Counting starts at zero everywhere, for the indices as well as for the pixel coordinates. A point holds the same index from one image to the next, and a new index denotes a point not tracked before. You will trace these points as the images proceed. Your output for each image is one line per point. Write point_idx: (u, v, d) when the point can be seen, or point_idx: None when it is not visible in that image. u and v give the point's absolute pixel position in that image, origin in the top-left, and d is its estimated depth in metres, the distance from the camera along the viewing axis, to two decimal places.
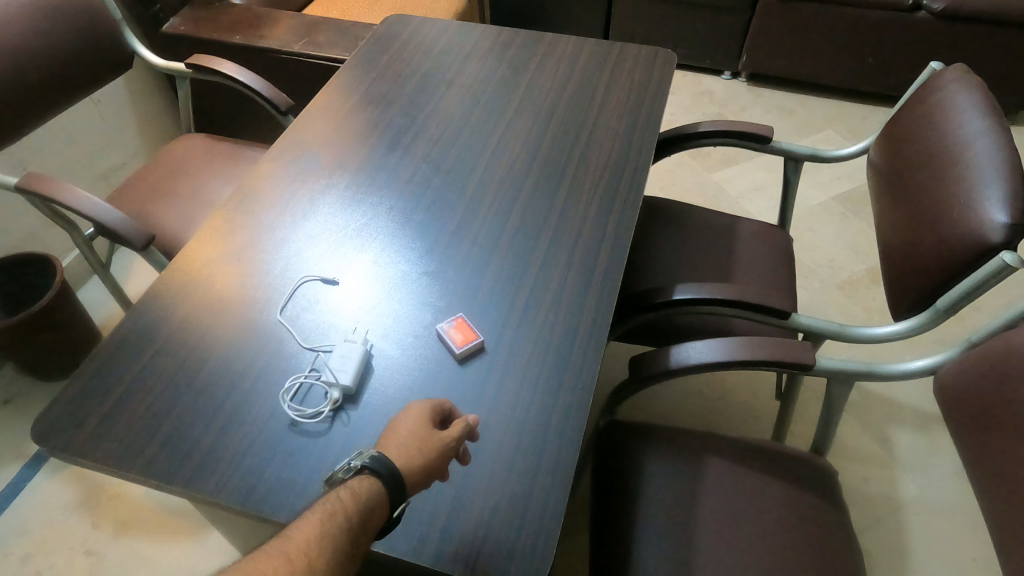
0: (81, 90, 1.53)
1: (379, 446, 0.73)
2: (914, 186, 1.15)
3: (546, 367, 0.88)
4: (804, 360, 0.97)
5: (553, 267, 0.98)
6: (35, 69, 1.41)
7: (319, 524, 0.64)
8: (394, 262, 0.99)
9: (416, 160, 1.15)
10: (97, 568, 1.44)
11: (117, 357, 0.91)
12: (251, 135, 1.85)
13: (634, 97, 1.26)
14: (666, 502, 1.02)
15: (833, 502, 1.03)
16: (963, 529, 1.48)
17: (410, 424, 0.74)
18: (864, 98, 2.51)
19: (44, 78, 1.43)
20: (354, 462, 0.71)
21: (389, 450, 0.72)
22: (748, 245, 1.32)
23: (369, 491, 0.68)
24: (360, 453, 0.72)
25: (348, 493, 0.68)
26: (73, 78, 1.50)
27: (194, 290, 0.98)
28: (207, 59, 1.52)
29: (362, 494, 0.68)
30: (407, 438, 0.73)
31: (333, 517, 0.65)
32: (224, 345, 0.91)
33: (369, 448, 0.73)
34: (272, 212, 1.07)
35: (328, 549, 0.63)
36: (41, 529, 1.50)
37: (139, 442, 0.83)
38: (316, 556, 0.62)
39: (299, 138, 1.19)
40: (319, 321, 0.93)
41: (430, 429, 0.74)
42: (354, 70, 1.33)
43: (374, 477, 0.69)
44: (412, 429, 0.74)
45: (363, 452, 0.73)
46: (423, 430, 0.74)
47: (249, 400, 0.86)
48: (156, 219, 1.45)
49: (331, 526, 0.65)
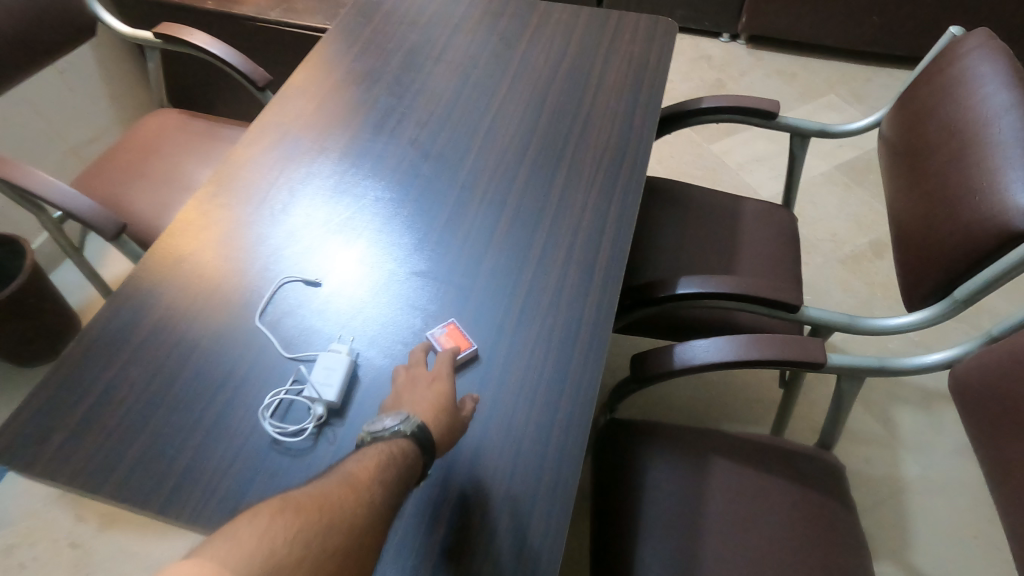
0: (47, 58, 1.44)
1: (411, 410, 0.73)
2: (931, 164, 1.08)
3: (546, 375, 0.83)
4: (815, 358, 0.92)
5: (551, 264, 0.93)
6: None
7: (374, 469, 0.66)
8: (382, 260, 0.93)
9: (403, 145, 1.07)
10: (84, 561, 1.41)
11: (83, 366, 0.85)
12: (227, 109, 1.75)
13: (634, 72, 1.19)
14: (668, 503, 0.99)
15: (840, 500, 1.00)
16: (965, 509, 1.47)
17: (439, 393, 0.75)
18: (867, 60, 2.42)
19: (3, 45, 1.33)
20: (393, 423, 0.71)
21: (422, 416, 0.72)
22: (752, 227, 1.26)
23: (410, 453, 0.69)
24: (397, 415, 0.72)
25: (392, 450, 0.68)
26: (36, 46, 1.40)
27: (166, 293, 0.91)
28: (176, 29, 1.42)
29: (404, 456, 0.68)
30: (437, 411, 0.73)
31: (385, 469, 0.67)
32: (201, 353, 0.85)
33: (402, 411, 0.73)
34: (250, 203, 1.00)
35: (382, 490, 0.65)
36: (23, 521, 1.46)
37: (110, 460, 0.77)
38: (372, 494, 0.64)
39: (277, 120, 1.11)
40: (302, 328, 0.87)
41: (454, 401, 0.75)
42: (335, 44, 1.24)
43: (410, 445, 0.69)
44: (441, 400, 0.74)
45: (398, 414, 0.72)
46: (445, 402, 0.74)
47: (229, 414, 0.81)
48: (129, 203, 1.37)
49: (384, 474, 0.66)
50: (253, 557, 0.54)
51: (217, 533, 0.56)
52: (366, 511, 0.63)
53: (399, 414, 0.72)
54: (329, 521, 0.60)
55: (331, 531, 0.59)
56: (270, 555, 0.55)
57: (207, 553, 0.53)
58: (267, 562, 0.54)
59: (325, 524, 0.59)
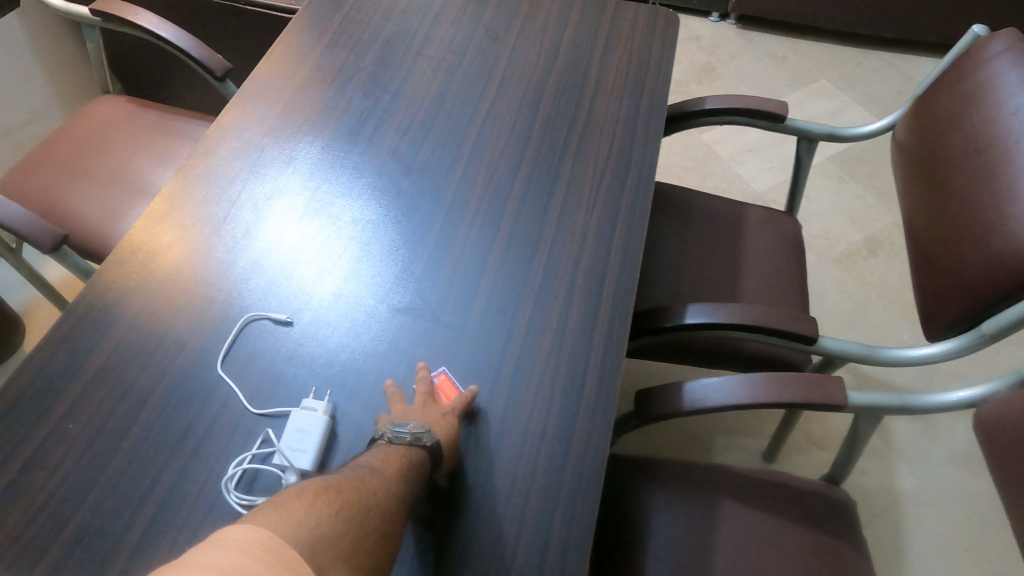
0: None
1: (425, 421, 0.70)
2: (954, 180, 0.98)
3: (550, 432, 0.74)
4: (836, 401, 0.85)
5: (551, 300, 0.83)
6: None
7: (398, 462, 0.63)
8: (362, 294, 0.83)
9: (383, 156, 0.96)
10: None
11: (9, 424, 0.72)
12: (181, 95, 1.59)
13: (634, 71, 1.08)
14: (673, 550, 0.91)
15: (851, 542, 0.94)
16: (961, 522, 1.43)
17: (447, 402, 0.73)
18: (860, 42, 2.33)
19: None
20: (415, 429, 0.68)
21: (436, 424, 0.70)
22: (757, 240, 1.18)
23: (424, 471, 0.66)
24: (416, 423, 0.70)
25: (410, 455, 0.65)
26: None
27: (108, 333, 0.79)
28: (118, 7, 1.26)
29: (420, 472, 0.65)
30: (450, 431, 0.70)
31: (406, 470, 0.63)
32: (152, 408, 0.74)
33: (419, 421, 0.70)
34: (209, 224, 0.88)
35: (405, 482, 0.62)
36: None
37: (44, 539, 0.67)
38: (397, 486, 0.60)
39: (239, 123, 0.98)
40: (271, 377, 0.77)
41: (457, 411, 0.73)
42: (302, 34, 1.10)
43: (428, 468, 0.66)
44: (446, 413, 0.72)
45: (417, 423, 0.69)
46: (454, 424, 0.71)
47: (186, 482, 0.70)
48: (75, 209, 1.23)
49: (407, 475, 0.63)
50: (303, 524, 0.48)
51: (266, 502, 0.49)
52: (396, 499, 0.59)
53: (418, 424, 0.69)
54: (366, 502, 0.55)
55: (367, 515, 0.54)
56: (317, 527, 0.49)
57: (259, 519, 0.46)
58: (315, 534, 0.48)
59: (362, 507, 0.55)
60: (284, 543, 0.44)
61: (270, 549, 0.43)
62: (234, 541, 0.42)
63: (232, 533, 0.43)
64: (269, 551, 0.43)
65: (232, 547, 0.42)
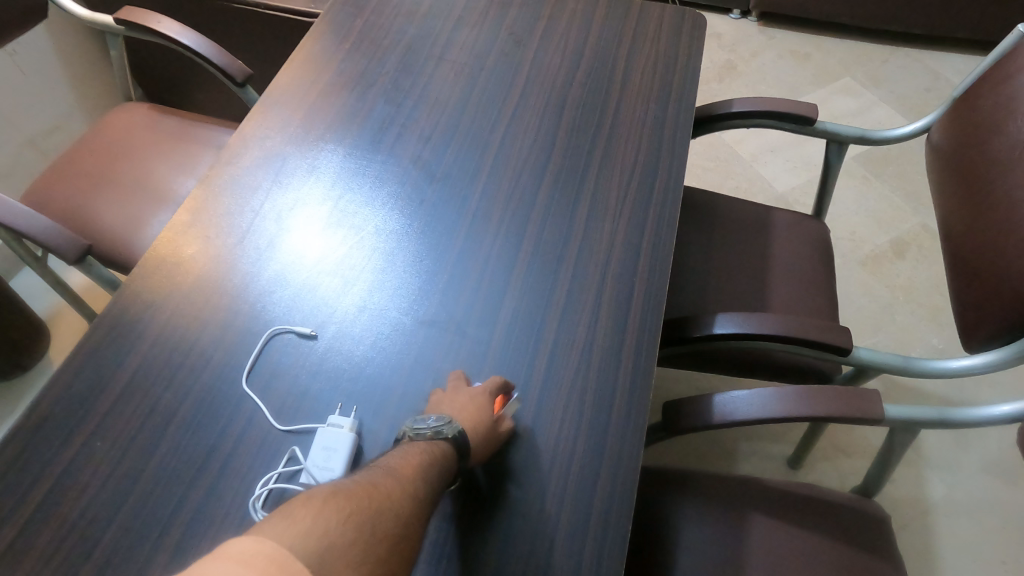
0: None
1: (450, 412, 0.70)
2: (998, 187, 0.95)
3: (579, 446, 0.73)
4: (872, 413, 0.83)
5: (578, 311, 0.82)
6: None
7: (416, 463, 0.62)
8: (385, 306, 0.82)
9: (405, 164, 0.95)
10: None
11: (37, 443, 0.72)
12: (201, 99, 1.59)
13: (661, 74, 1.06)
14: (704, 565, 0.90)
15: (888, 558, 0.92)
16: (993, 531, 1.40)
17: (471, 399, 0.71)
18: (884, 38, 2.29)
19: None
20: (436, 423, 0.68)
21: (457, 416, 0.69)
22: (785, 246, 1.15)
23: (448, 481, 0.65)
24: (438, 416, 0.69)
25: (436, 449, 0.65)
26: None
27: (133, 348, 0.78)
28: (142, 15, 1.26)
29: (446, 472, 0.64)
30: (477, 423, 0.69)
31: (430, 465, 0.63)
32: (178, 425, 0.74)
33: (444, 414, 0.69)
34: (232, 236, 0.87)
35: (423, 481, 0.60)
36: None
37: (73, 562, 0.66)
38: (414, 484, 0.59)
39: (261, 132, 0.97)
40: (296, 392, 0.76)
41: (487, 404, 0.71)
42: (322, 40, 1.09)
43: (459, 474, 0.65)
44: (471, 405, 0.70)
45: (440, 416, 0.69)
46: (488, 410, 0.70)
47: (212, 501, 0.69)
48: (97, 218, 1.23)
49: (428, 474, 0.62)
50: (311, 533, 0.46)
51: (275, 512, 0.48)
52: (414, 501, 0.58)
53: (441, 416, 0.69)
54: (380, 504, 0.54)
55: (382, 515, 0.53)
56: (326, 534, 0.48)
57: (267, 529, 0.45)
58: (323, 542, 0.47)
59: (376, 510, 0.53)
60: (289, 556, 0.43)
61: (273, 561, 0.42)
62: (239, 555, 0.42)
63: (237, 546, 0.43)
64: (274, 564, 0.42)
65: (235, 561, 0.41)
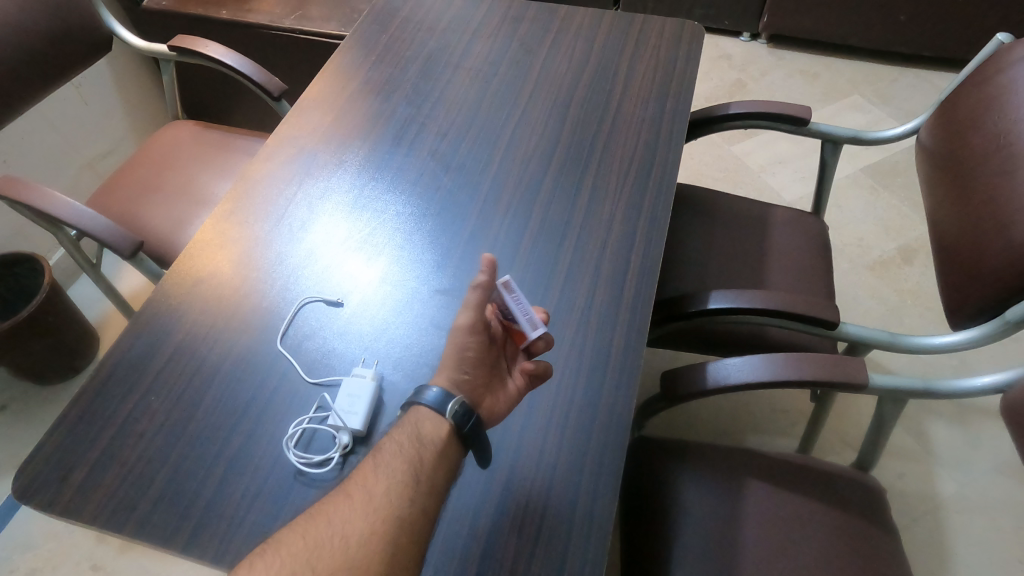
0: (72, 71, 1.43)
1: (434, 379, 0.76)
2: (978, 177, 1.01)
3: (575, 398, 0.80)
4: (854, 379, 0.88)
5: (579, 281, 0.89)
6: (24, 63, 1.31)
7: (373, 471, 0.67)
8: (404, 277, 0.91)
9: (424, 157, 1.04)
10: (104, 565, 1.37)
11: (101, 399, 0.82)
12: (242, 117, 1.73)
13: (661, 77, 1.15)
14: (703, 527, 0.95)
15: (883, 527, 0.96)
16: (1007, 528, 1.41)
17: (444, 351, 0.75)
18: (892, 58, 2.36)
19: (31, 69, 1.33)
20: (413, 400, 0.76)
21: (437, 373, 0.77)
22: (783, 237, 1.22)
23: (445, 431, 0.70)
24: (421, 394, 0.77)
25: (410, 435, 0.69)
26: (65, 61, 1.39)
27: (182, 319, 0.88)
28: (191, 41, 1.39)
29: (439, 421, 0.70)
30: (451, 370, 0.73)
31: (405, 432, 0.70)
32: (221, 382, 0.82)
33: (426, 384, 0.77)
34: (268, 221, 0.97)
35: (383, 482, 0.66)
36: (36, 548, 1.39)
37: (131, 499, 0.74)
38: (374, 491, 0.66)
39: (295, 133, 1.08)
40: (323, 351, 0.85)
41: (454, 349, 0.73)
42: (351, 53, 1.21)
43: (455, 405, 0.70)
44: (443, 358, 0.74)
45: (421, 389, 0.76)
46: (458, 347, 0.73)
47: (250, 445, 0.78)
48: (146, 221, 1.34)
49: (388, 474, 0.66)
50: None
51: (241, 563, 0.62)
52: (372, 514, 0.64)
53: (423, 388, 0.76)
54: (328, 535, 0.63)
55: (324, 551, 0.62)
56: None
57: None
58: None
59: (315, 544, 0.62)
60: None
61: None
62: None
63: None
64: None
65: None
